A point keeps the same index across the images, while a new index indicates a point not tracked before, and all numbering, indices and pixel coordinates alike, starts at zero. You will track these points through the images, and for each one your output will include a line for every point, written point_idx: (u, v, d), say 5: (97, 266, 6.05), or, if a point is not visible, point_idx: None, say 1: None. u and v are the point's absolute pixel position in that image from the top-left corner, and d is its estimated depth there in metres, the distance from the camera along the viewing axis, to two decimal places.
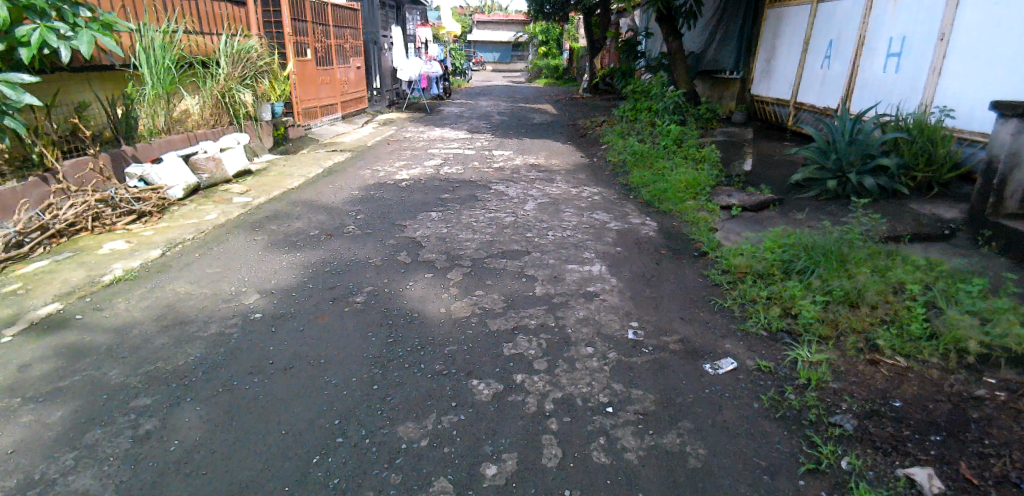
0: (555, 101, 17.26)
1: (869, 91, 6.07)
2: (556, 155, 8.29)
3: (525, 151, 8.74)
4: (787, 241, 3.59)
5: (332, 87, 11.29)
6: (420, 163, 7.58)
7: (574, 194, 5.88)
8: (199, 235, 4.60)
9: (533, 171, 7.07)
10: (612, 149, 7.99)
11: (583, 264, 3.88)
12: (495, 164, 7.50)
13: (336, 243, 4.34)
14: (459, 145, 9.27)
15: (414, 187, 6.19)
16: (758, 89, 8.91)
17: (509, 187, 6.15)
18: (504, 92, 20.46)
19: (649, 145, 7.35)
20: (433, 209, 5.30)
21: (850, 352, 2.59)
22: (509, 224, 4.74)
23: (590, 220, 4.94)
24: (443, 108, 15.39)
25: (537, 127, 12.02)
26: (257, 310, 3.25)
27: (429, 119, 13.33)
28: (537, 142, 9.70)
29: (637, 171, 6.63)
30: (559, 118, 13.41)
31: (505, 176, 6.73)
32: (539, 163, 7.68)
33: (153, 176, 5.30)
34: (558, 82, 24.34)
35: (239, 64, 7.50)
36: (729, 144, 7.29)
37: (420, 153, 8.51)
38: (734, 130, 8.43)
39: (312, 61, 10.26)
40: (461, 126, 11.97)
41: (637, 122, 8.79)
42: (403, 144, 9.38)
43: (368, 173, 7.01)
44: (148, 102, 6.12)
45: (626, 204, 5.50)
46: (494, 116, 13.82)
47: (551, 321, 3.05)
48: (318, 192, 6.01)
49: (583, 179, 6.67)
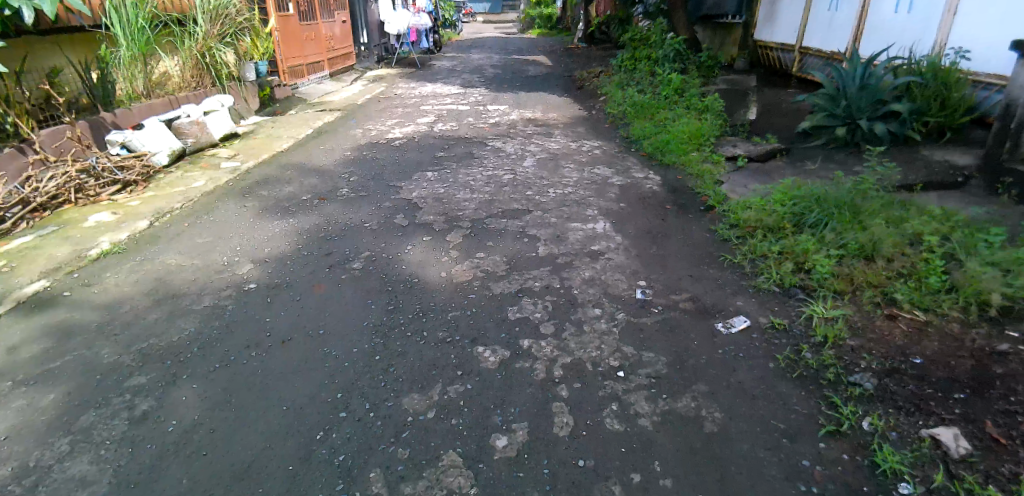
0: (549, 52, 16.78)
1: (879, 33, 5.82)
2: (552, 109, 8.06)
3: (521, 105, 8.48)
4: (797, 193, 3.47)
5: (317, 44, 10.91)
6: (413, 121, 7.36)
7: (573, 149, 5.70)
8: (188, 204, 4.46)
9: (529, 126, 6.86)
10: (610, 101, 7.75)
11: (585, 222, 3.76)
12: (490, 120, 7.28)
13: (330, 208, 4.20)
14: (452, 101, 8.99)
15: (407, 146, 6.00)
16: (762, 34, 8.56)
17: (505, 144, 5.96)
18: (496, 44, 19.87)
19: (649, 95, 7.14)
20: (428, 168, 5.13)
21: (867, 307, 2.50)
22: (507, 183, 4.59)
23: (591, 176, 4.78)
24: (434, 63, 14.93)
25: (530, 79, 11.67)
26: (251, 281, 3.15)
27: (420, 74, 12.94)
28: (533, 95, 9.42)
29: (637, 123, 6.45)
30: (554, 69, 13.04)
31: (501, 132, 6.54)
32: (536, 117, 7.46)
33: (136, 142, 5.14)
34: (552, 33, 23.63)
35: (217, 20, 7.16)
36: (732, 93, 7.08)
37: (412, 110, 8.26)
38: (735, 78, 8.17)
39: (294, 17, 9.88)
40: (453, 81, 11.63)
41: (635, 71, 8.51)
42: (394, 101, 9.10)
43: (360, 132, 6.80)
44: (125, 65, 5.93)
45: (627, 158, 5.34)
46: (487, 69, 13.43)
47: (556, 283, 2.95)
48: (308, 155, 5.82)
49: (581, 133, 6.47)
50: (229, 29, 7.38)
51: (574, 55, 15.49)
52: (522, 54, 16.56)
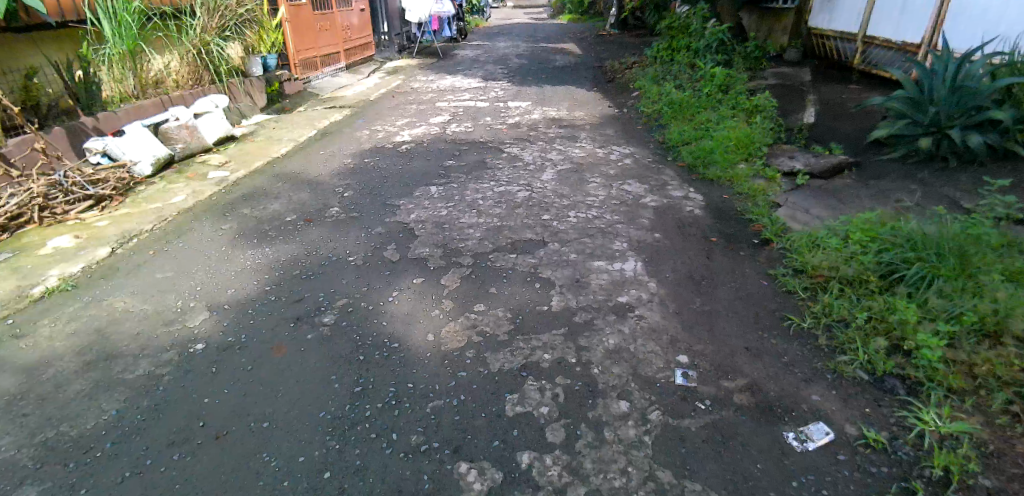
0: (578, 39, 15.97)
1: (966, 23, 4.99)
2: (579, 107, 7.35)
3: (545, 101, 7.79)
4: (882, 235, 2.84)
5: (332, 34, 10.40)
6: (425, 121, 6.78)
7: (601, 158, 5.01)
8: (160, 225, 3.95)
9: (551, 128, 6.20)
10: (643, 97, 7.01)
11: (611, 259, 3.10)
12: (509, 120, 6.63)
13: (314, 234, 3.64)
14: (471, 97, 8.37)
15: (415, 152, 5.42)
16: (817, 19, 7.72)
17: (523, 150, 5.32)
18: (523, 31, 19.13)
19: (688, 92, 6.39)
20: (433, 181, 4.54)
21: (1001, 418, 1.95)
22: (521, 202, 3.95)
23: (621, 193, 4.09)
24: (457, 52, 14.30)
25: (558, 70, 10.96)
26: (199, 341, 2.55)
27: (441, 65, 12.34)
28: (559, 89, 8.71)
29: (675, 125, 5.73)
30: (583, 59, 12.27)
31: (520, 135, 5.89)
32: (561, 116, 6.78)
33: (116, 150, 4.68)
34: (582, 18, 22.72)
35: (215, 13, 6.68)
36: (784, 90, 6.29)
37: (427, 108, 7.69)
38: (785, 72, 7.33)
39: (307, 6, 9.40)
40: (476, 73, 10.99)
41: (672, 63, 7.74)
42: (409, 97, 8.55)
43: (367, 134, 6.30)
44: (111, 61, 5.50)
45: (663, 170, 4.63)
46: (513, 59, 12.75)
47: (571, 356, 2.31)
48: (305, 163, 5.29)
49: (610, 137, 5.76)
50: (228, 22, 6.92)
51: (604, 42, 14.66)
52: (550, 42, 15.79)
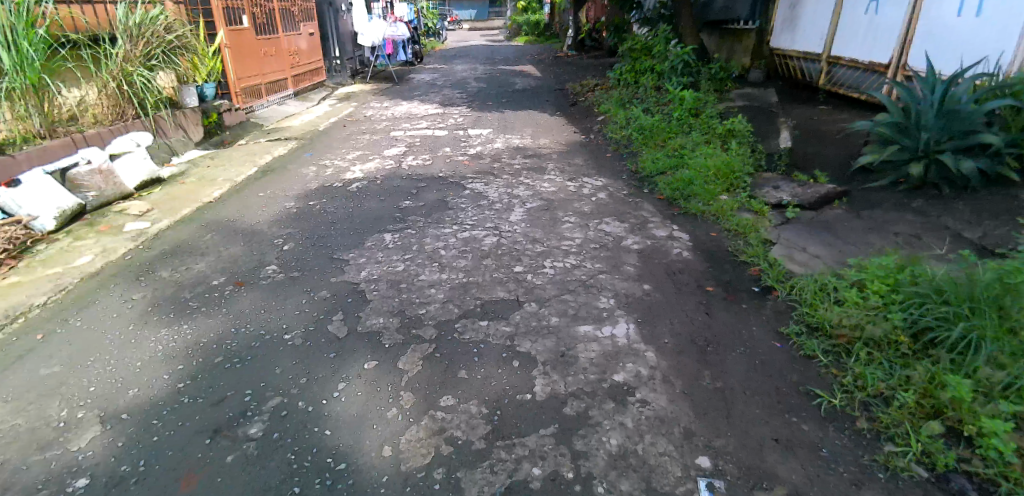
0: (536, 61, 15.79)
1: (938, 45, 4.89)
2: (542, 134, 6.99)
3: (506, 128, 7.42)
4: (905, 280, 2.44)
5: (277, 60, 9.78)
6: (379, 153, 6.29)
7: (572, 192, 4.61)
8: (56, 298, 3.43)
9: (515, 159, 5.79)
10: (611, 122, 6.75)
11: (599, 322, 2.65)
12: (470, 151, 6.20)
13: (245, 303, 3.13)
14: (428, 124, 7.92)
15: (368, 190, 4.92)
16: (779, 41, 7.68)
17: (487, 185, 4.88)
18: (480, 53, 18.88)
19: (658, 117, 6.10)
20: (388, 226, 4.03)
21: None
22: (488, 250, 3.48)
23: (599, 235, 3.68)
24: (412, 77, 13.87)
25: (518, 93, 10.65)
26: (82, 473, 2.05)
27: (396, 90, 11.86)
28: (520, 115, 8.37)
29: (648, 153, 5.40)
30: (542, 81, 12.01)
31: (483, 168, 5.46)
32: (525, 144, 6.40)
33: (9, 203, 4.10)
34: (539, 40, 22.74)
35: (140, 39, 5.97)
36: (755, 112, 6.06)
37: (381, 138, 7.19)
38: (752, 94, 7.17)
39: (250, 30, 8.80)
40: (432, 98, 10.56)
41: (639, 87, 7.60)
42: (361, 126, 8.04)
43: (315, 170, 5.75)
44: (9, 98, 4.80)
45: (641, 205, 4.25)
46: (471, 82, 12.40)
47: (566, 469, 1.86)
48: (239, 208, 4.68)
49: (579, 168, 5.39)
50: (157, 49, 6.21)
51: (562, 64, 14.50)
52: (507, 64, 15.55)
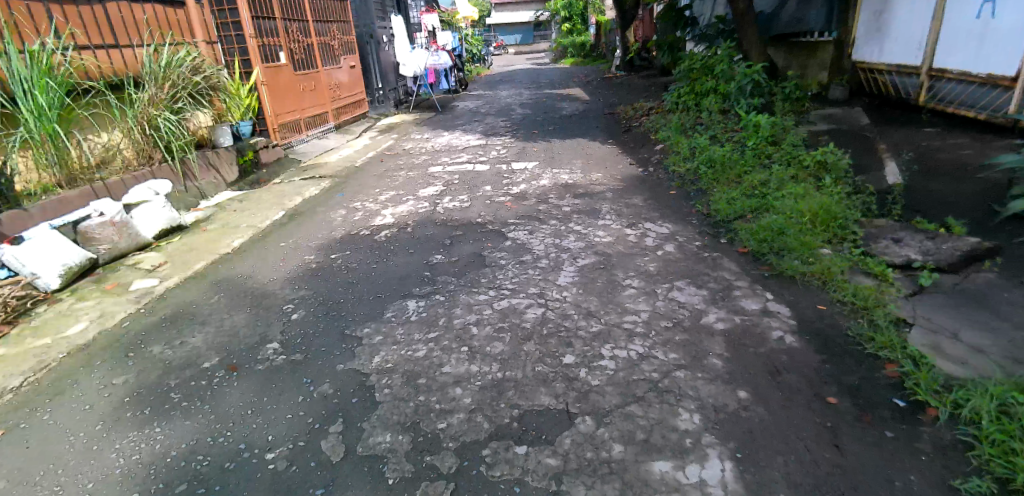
0: (584, 84, 15.20)
1: None
2: (594, 168, 6.32)
3: (554, 161, 6.79)
4: None
5: (318, 95, 9.64)
6: (413, 193, 5.78)
7: (633, 243, 3.90)
8: (32, 379, 2.85)
9: (565, 199, 5.13)
10: (673, 153, 6.03)
11: (683, 458, 1.96)
12: (513, 190, 5.60)
13: (234, 395, 2.51)
14: (469, 158, 7.41)
15: (397, 240, 4.37)
16: (861, 53, 6.74)
17: (532, 233, 4.24)
18: (526, 77, 18.49)
19: (729, 147, 5.31)
20: (413, 288, 3.43)
21: None
22: (530, 328, 2.81)
23: (670, 307, 2.96)
24: (457, 104, 13.52)
25: (565, 120, 10.04)
26: None
27: (439, 119, 11.48)
28: (569, 146, 7.74)
29: (720, 192, 4.64)
30: (591, 105, 11.38)
31: (527, 211, 4.84)
32: (574, 181, 5.74)
33: (12, 261, 3.71)
34: (587, 61, 22.18)
35: (166, 83, 5.73)
36: (847, 140, 5.20)
37: (420, 173, 6.71)
38: (835, 117, 6.23)
39: (287, 65, 8.70)
40: (477, 126, 10.10)
41: (700, 112, 6.87)
42: (400, 160, 7.61)
43: (342, 214, 5.30)
44: (25, 149, 4.52)
45: (719, 262, 3.50)
46: (516, 108, 11.91)
47: None
48: (254, 262, 4.13)
49: (639, 210, 4.67)
50: (184, 90, 5.96)
51: (612, 86, 13.84)
52: (554, 87, 15.02)
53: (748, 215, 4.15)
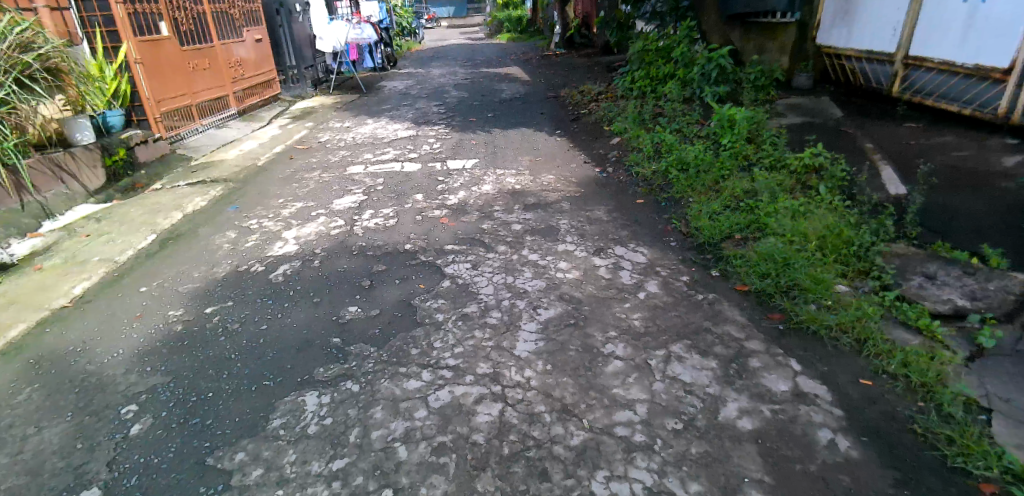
0: (522, 62, 14.28)
1: None
2: (542, 168, 5.51)
3: (496, 159, 5.92)
4: None
5: (213, 76, 8.37)
6: (326, 204, 4.76)
7: (605, 281, 3.11)
8: None
9: (513, 212, 4.29)
10: (631, 152, 5.39)
11: None
12: (449, 199, 4.69)
13: None
14: (397, 153, 6.40)
15: (302, 281, 3.46)
16: (830, 37, 6.35)
17: (477, 266, 3.37)
18: (460, 54, 17.33)
19: (700, 149, 4.66)
20: (316, 369, 2.57)
21: None
22: (484, 444, 2.01)
23: (675, 393, 2.18)
24: (384, 85, 12.28)
25: (506, 104, 9.13)
26: None
27: (363, 103, 10.28)
28: (511, 137, 6.88)
29: (698, 205, 3.95)
30: (532, 87, 10.49)
31: (470, 230, 3.97)
32: (520, 186, 4.91)
33: None
34: (523, 38, 21.22)
35: None
36: (827, 136, 4.59)
37: (337, 175, 5.66)
38: (805, 111, 5.74)
39: (171, 41, 7.43)
40: (407, 112, 9.01)
41: (655, 100, 6.45)
42: (314, 158, 6.51)
43: (223, 239, 4.31)
44: None
45: (720, 310, 2.76)
46: (451, 90, 10.86)
47: None
48: (85, 330, 3.22)
49: (604, 228, 3.90)
50: (7, 75, 4.80)
51: (552, 65, 12.98)
52: (491, 66, 13.99)
53: (738, 236, 3.49)
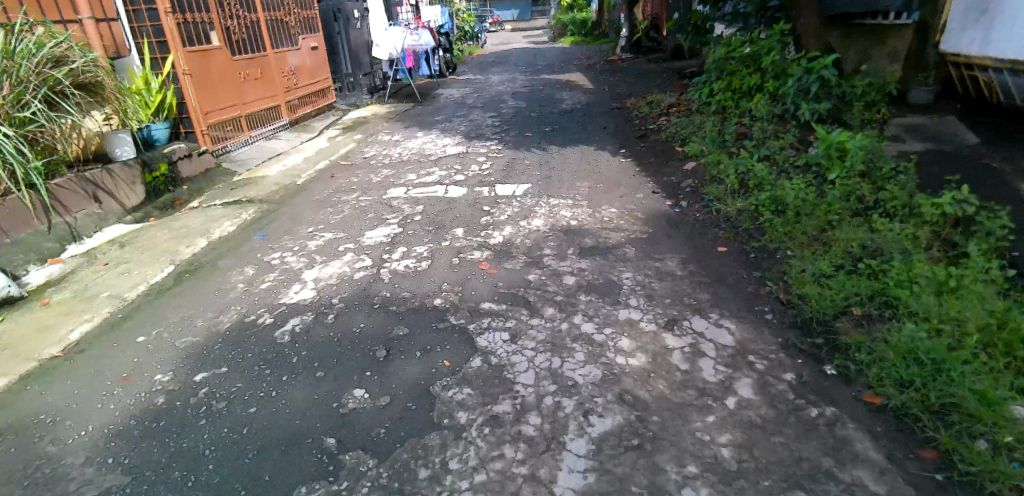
0: (584, 67, 13.54)
1: None
2: (602, 196, 4.82)
3: (549, 184, 5.28)
4: None
5: (265, 86, 8.13)
6: (356, 237, 4.27)
7: (679, 374, 2.43)
8: None
9: (567, 257, 3.64)
10: (709, 182, 4.62)
11: None
12: (492, 236, 4.10)
13: None
14: (443, 174, 5.88)
15: (310, 342, 2.89)
16: (958, 42, 5.17)
17: (516, 339, 2.73)
18: (521, 59, 16.76)
19: (801, 184, 3.87)
20: (297, 489, 2.01)
21: None
22: None
23: None
24: (440, 92, 11.86)
25: (565, 116, 8.46)
26: None
27: (416, 113, 9.87)
28: (568, 157, 6.22)
29: (801, 261, 3.26)
30: (595, 97, 9.75)
31: (513, 282, 3.35)
32: (576, 221, 4.26)
33: None
34: (587, 41, 20.42)
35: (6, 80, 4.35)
36: (970, 170, 3.67)
37: (376, 199, 5.20)
38: (927, 134, 4.77)
39: (223, 52, 7.18)
40: (461, 124, 8.52)
41: (736, 118, 5.63)
42: (357, 177, 6.10)
43: (239, 276, 3.84)
44: None
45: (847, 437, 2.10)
46: (509, 99, 10.30)
47: None
48: (60, 394, 2.73)
49: (677, 289, 3.21)
50: (35, 92, 4.53)
51: (617, 72, 12.16)
52: (552, 72, 13.32)
53: (857, 311, 2.83)
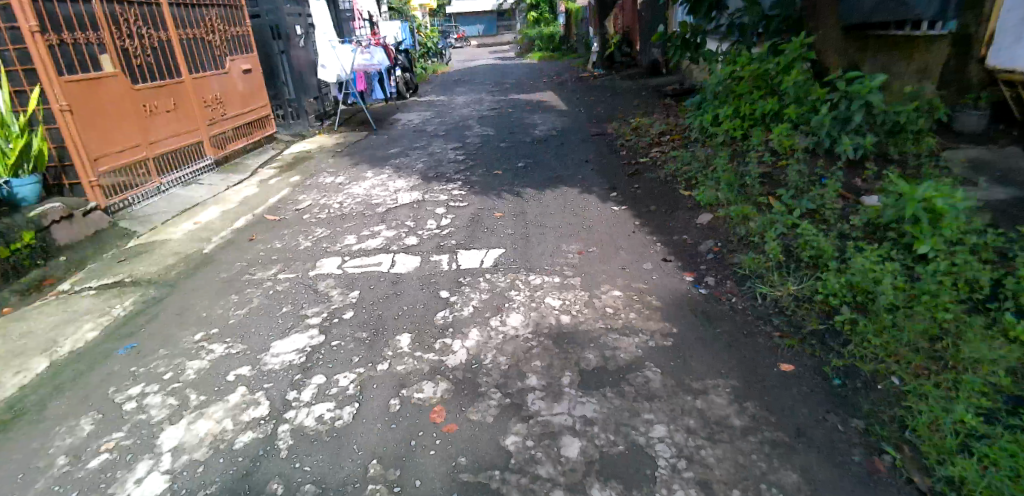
0: (556, 86, 12.45)
1: None
2: (598, 267, 3.65)
3: (527, 247, 4.10)
4: None
5: (180, 117, 6.74)
6: (256, 357, 3.05)
7: None
8: None
9: (562, 394, 2.44)
10: (738, 250, 3.51)
11: None
12: (451, 348, 2.89)
13: None
14: (391, 234, 4.64)
15: None
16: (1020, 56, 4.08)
17: None
18: (488, 77, 15.62)
19: (882, 262, 2.77)
20: None
21: None
22: None
23: None
24: (397, 118, 10.62)
25: (539, 145, 7.31)
26: None
27: (368, 144, 8.60)
28: (548, 202, 5.06)
29: (926, 404, 2.14)
30: (571, 121, 8.62)
31: (483, 455, 2.15)
32: (567, 316, 3.08)
33: None
34: (555, 57, 19.41)
35: None
36: None
37: (299, 281, 3.94)
38: (1002, 171, 3.75)
39: (119, 79, 5.80)
40: (418, 158, 7.30)
41: (750, 157, 4.59)
42: (283, 240, 4.83)
43: (68, 438, 2.65)
44: None
45: None
46: (474, 125, 9.12)
47: None
48: None
49: (743, 461, 2.03)
50: None
51: (592, 90, 11.07)
52: (521, 91, 12.20)
53: None
